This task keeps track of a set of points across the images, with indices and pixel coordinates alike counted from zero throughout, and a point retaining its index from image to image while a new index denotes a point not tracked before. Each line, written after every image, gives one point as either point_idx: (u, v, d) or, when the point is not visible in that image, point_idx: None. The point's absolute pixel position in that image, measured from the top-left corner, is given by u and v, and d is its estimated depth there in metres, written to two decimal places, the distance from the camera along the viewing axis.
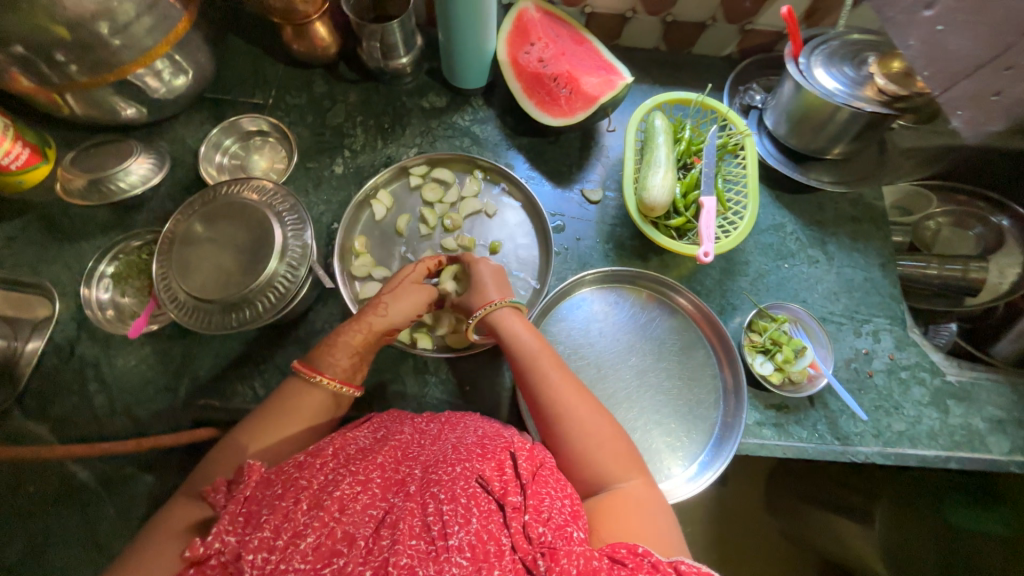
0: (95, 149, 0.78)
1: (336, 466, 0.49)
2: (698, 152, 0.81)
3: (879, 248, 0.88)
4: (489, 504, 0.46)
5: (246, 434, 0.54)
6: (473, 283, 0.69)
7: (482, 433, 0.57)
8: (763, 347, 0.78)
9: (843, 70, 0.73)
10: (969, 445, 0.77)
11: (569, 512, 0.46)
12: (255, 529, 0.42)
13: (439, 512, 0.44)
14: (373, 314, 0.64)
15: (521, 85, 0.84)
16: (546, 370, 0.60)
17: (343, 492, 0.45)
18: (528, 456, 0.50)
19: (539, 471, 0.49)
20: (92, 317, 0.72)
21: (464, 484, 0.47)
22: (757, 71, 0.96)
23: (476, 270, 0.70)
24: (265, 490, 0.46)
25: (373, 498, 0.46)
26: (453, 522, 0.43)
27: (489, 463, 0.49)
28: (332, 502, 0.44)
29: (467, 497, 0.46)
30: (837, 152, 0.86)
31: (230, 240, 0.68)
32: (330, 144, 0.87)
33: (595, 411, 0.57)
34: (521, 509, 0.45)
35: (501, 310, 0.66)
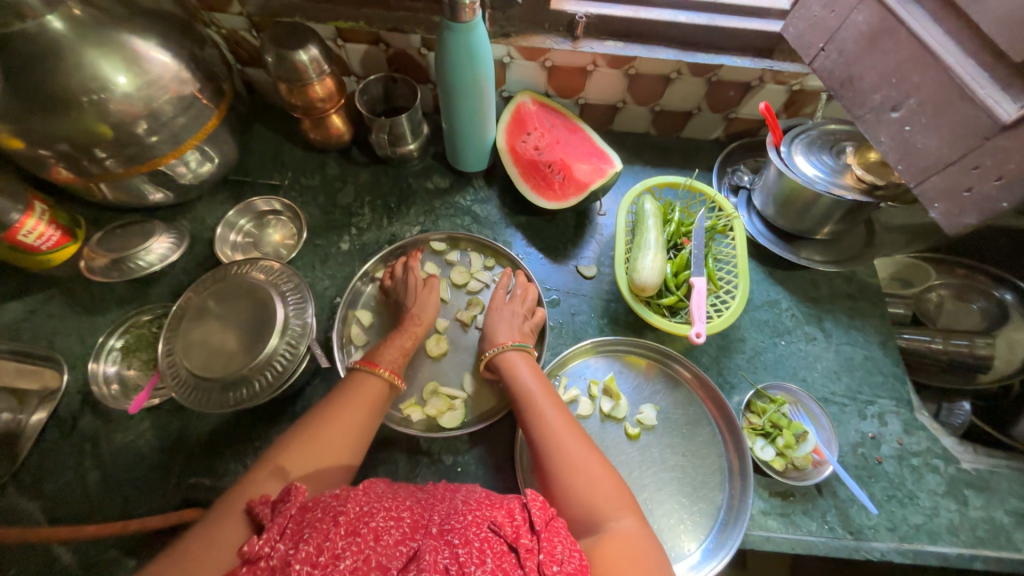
0: (121, 230, 0.84)
1: (369, 501, 0.50)
2: (687, 234, 0.84)
3: (877, 326, 0.88)
4: (501, 546, 0.47)
5: (296, 435, 0.59)
6: (487, 327, 0.77)
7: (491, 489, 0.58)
8: (763, 430, 0.76)
9: (822, 159, 0.78)
10: (995, 542, 0.72)
11: (577, 563, 0.47)
12: (299, 544, 0.43)
13: (453, 556, 0.44)
14: (413, 323, 0.76)
15: (518, 170, 0.90)
16: (542, 407, 0.66)
17: (379, 524, 0.47)
18: (542, 505, 0.51)
19: (551, 520, 0.50)
20: (96, 391, 0.74)
21: (477, 528, 0.48)
22: (741, 154, 1.02)
23: (493, 318, 0.77)
24: (306, 514, 0.47)
25: (404, 536, 0.47)
26: (470, 562, 0.44)
27: (499, 510, 0.51)
28: (369, 531, 0.45)
29: (480, 540, 0.46)
30: (825, 233, 0.88)
31: (237, 318, 0.71)
32: (338, 222, 0.92)
33: (584, 448, 0.61)
34: (534, 550, 0.46)
35: (508, 351, 0.72)
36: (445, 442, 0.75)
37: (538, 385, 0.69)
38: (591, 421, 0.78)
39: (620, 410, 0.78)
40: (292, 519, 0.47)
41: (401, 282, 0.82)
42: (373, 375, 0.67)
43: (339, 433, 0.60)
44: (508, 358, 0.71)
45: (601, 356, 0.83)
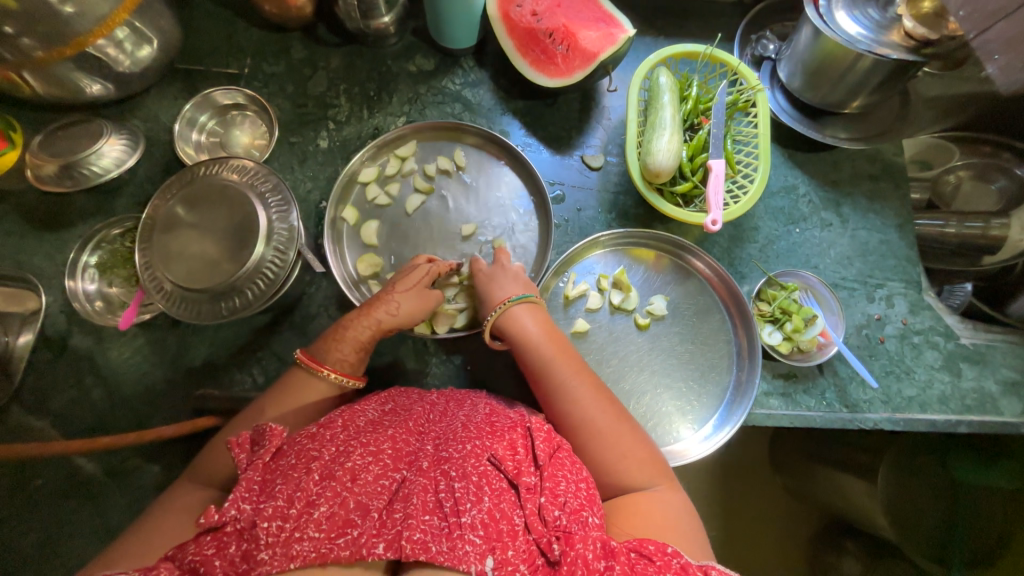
0: (62, 132, 0.74)
1: (348, 437, 0.47)
2: (706, 111, 0.76)
3: (896, 209, 0.84)
4: (500, 483, 0.45)
5: (255, 418, 0.55)
6: (481, 292, 0.67)
7: (490, 410, 0.56)
8: (773, 317, 0.76)
9: (867, 13, 0.67)
10: (980, 408, 0.76)
11: (584, 498, 0.45)
12: (267, 498, 0.41)
13: (449, 490, 0.44)
14: (384, 310, 0.61)
15: (513, 43, 0.78)
16: (559, 372, 0.58)
17: (356, 463, 0.44)
18: (546, 437, 0.50)
19: (555, 452, 0.49)
20: (79, 309, 0.70)
21: (475, 461, 0.46)
22: (769, 17, 0.88)
23: (484, 279, 0.68)
24: (277, 461, 0.44)
25: (384, 469, 0.45)
26: (465, 499, 0.43)
27: (501, 442, 0.49)
28: (344, 472, 0.43)
29: (478, 475, 0.45)
30: (856, 105, 0.79)
31: (214, 226, 0.65)
32: (313, 116, 0.82)
33: (611, 414, 0.55)
34: (536, 490, 0.45)
35: (514, 310, 0.62)
36: (452, 344, 0.75)
37: (550, 347, 0.60)
38: (600, 315, 0.76)
39: (630, 302, 0.76)
40: (262, 467, 0.44)
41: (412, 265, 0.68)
42: (314, 375, 0.57)
43: (297, 422, 0.55)
44: (515, 317, 0.62)
45: (610, 251, 0.79)
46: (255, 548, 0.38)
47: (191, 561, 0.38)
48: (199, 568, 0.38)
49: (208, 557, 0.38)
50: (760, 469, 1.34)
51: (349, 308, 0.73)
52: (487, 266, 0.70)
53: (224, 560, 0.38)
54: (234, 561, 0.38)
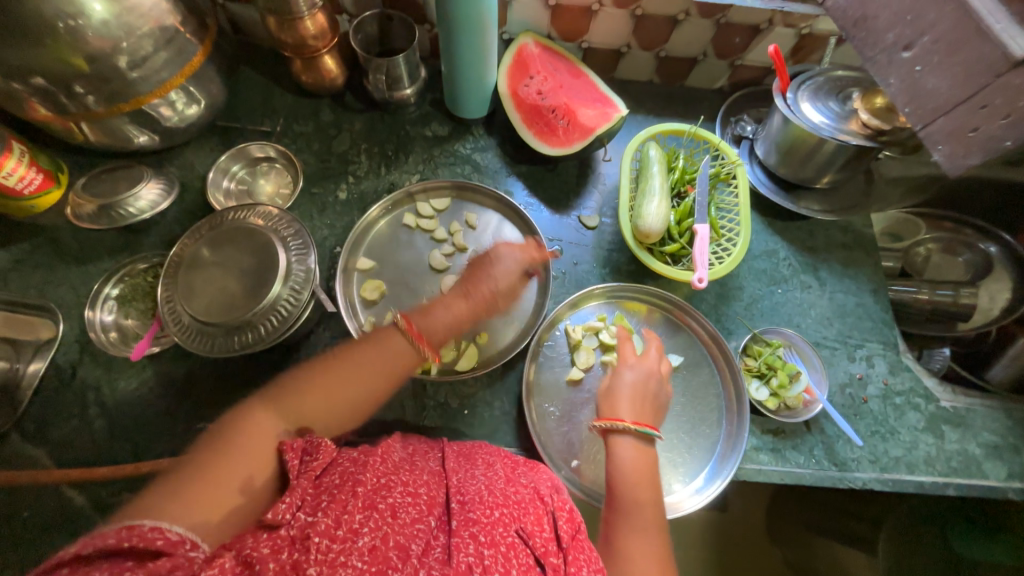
0: (106, 175, 0.81)
1: (386, 472, 0.50)
2: (691, 181, 0.84)
3: (869, 275, 0.90)
4: (527, 559, 0.46)
5: (332, 371, 0.57)
6: (612, 388, 0.69)
7: (506, 472, 0.57)
8: (759, 371, 0.79)
9: (828, 105, 0.77)
10: (966, 471, 0.78)
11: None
12: (320, 512, 0.42)
13: (478, 556, 0.45)
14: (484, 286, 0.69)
15: (520, 115, 0.87)
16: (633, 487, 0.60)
17: (395, 500, 0.47)
18: (568, 518, 0.52)
19: (577, 534, 0.51)
20: (94, 339, 0.73)
21: (503, 531, 0.47)
22: (746, 103, 1.00)
23: (621, 377, 0.70)
24: (324, 478, 0.46)
25: (419, 514, 0.47)
26: (495, 568, 0.44)
27: (529, 515, 0.50)
28: (386, 507, 0.45)
29: (506, 545, 0.46)
30: (826, 181, 0.88)
31: (236, 265, 0.70)
32: (335, 170, 0.89)
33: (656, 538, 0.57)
34: (560, 571, 0.47)
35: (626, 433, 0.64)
36: (452, 387, 0.77)
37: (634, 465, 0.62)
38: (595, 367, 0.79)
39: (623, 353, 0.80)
40: (312, 480, 0.46)
41: (509, 254, 0.71)
42: (402, 333, 0.62)
43: (346, 390, 0.56)
44: (617, 443, 0.64)
45: (611, 301, 0.84)
46: (305, 560, 0.38)
47: (248, 557, 0.37)
48: (254, 566, 0.37)
49: (264, 556, 0.38)
50: (756, 538, 1.30)
51: None
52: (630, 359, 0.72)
53: (275, 565, 0.38)
54: (285, 568, 0.38)
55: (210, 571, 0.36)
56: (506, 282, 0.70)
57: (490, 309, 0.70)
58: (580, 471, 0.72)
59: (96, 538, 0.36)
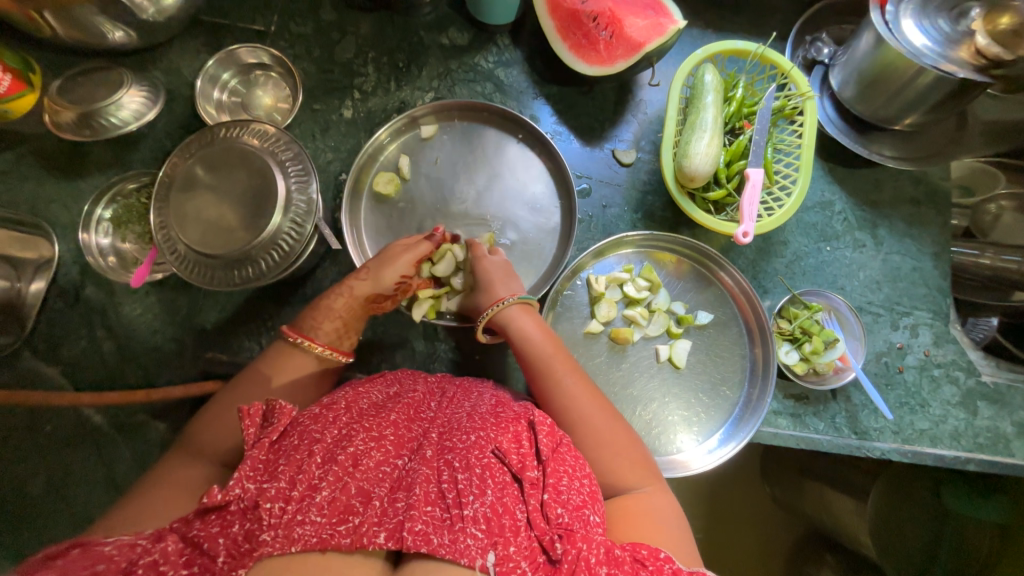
0: (83, 77, 0.72)
1: (350, 420, 0.46)
2: (749, 115, 0.72)
3: (934, 236, 0.80)
4: (504, 476, 0.43)
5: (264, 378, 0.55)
6: (482, 280, 0.64)
7: (496, 401, 0.54)
8: (792, 336, 0.74)
9: (937, 24, 0.62)
10: (992, 448, 0.74)
11: (587, 495, 0.43)
12: (271, 478, 0.39)
13: (452, 481, 0.41)
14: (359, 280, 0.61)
15: (554, 24, 0.73)
16: (561, 374, 0.56)
17: (357, 448, 0.42)
18: (549, 432, 0.47)
19: (559, 447, 0.46)
20: (93, 263, 0.69)
21: (478, 454, 0.44)
22: (829, 17, 0.83)
23: (485, 267, 0.64)
24: (281, 441, 0.43)
25: (386, 455, 0.43)
26: (468, 491, 0.40)
27: (506, 433, 0.46)
28: (346, 457, 0.41)
29: (482, 467, 0.43)
30: (908, 122, 0.75)
31: (232, 191, 0.63)
32: (339, 83, 0.78)
33: (612, 418, 0.54)
34: (540, 485, 0.43)
35: (512, 309, 0.61)
36: (463, 332, 0.74)
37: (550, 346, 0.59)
38: (615, 321, 0.75)
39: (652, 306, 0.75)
40: (269, 446, 0.42)
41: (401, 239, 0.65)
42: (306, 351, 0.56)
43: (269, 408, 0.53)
44: (511, 318, 0.61)
45: (640, 251, 0.77)
46: (258, 528, 0.37)
47: (192, 538, 0.37)
48: (202, 545, 0.36)
49: (213, 534, 0.37)
50: None
51: None
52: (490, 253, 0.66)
53: (227, 539, 0.36)
54: (237, 540, 0.36)
55: (148, 557, 0.35)
56: (400, 272, 0.61)
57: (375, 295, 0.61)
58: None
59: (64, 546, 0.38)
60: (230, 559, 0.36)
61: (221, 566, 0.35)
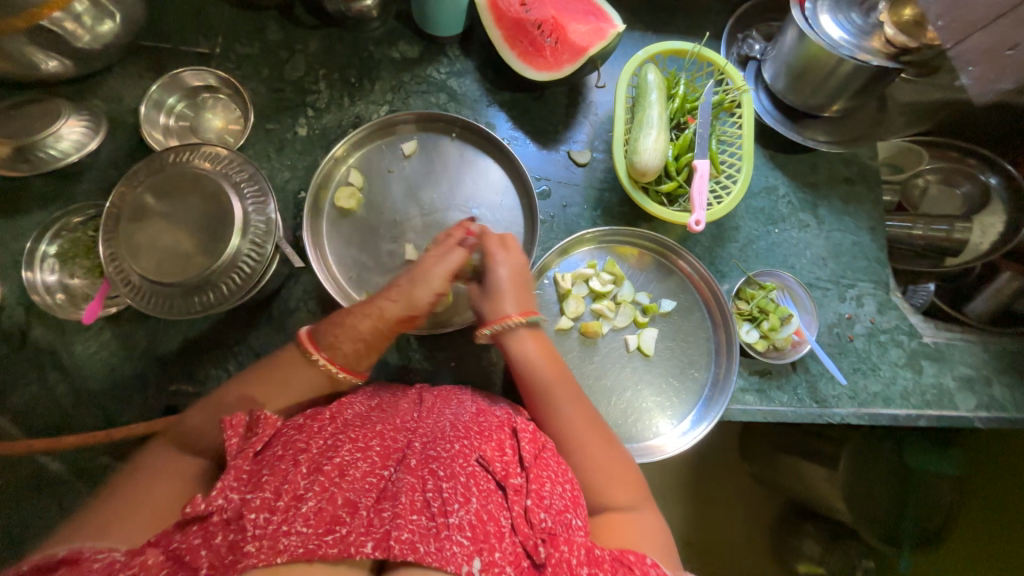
0: (15, 110, 0.70)
1: (336, 429, 0.46)
2: (692, 110, 0.76)
3: (869, 211, 0.87)
4: (489, 484, 0.44)
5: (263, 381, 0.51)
6: (490, 285, 0.58)
7: (480, 407, 0.54)
8: (751, 315, 0.77)
9: (850, 17, 0.68)
10: (938, 403, 0.80)
11: (569, 499, 0.45)
12: (256, 488, 0.39)
13: (437, 490, 0.42)
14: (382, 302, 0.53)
15: (501, 32, 0.75)
16: (559, 400, 0.55)
17: (344, 458, 0.43)
18: (531, 438, 0.49)
19: (541, 453, 0.48)
20: (39, 302, 0.66)
21: (463, 462, 0.45)
22: (756, 16, 0.88)
23: (493, 270, 0.58)
24: (264, 453, 0.43)
25: (372, 466, 0.43)
26: (453, 500, 0.41)
27: (490, 442, 0.47)
28: (332, 467, 0.41)
29: (466, 475, 0.44)
30: (836, 109, 0.81)
31: (186, 217, 0.62)
32: (290, 102, 0.78)
33: (602, 436, 0.54)
34: (522, 491, 0.44)
35: (518, 332, 0.57)
36: (436, 340, 0.74)
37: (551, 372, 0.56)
38: (584, 316, 0.77)
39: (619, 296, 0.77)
40: (251, 458, 0.43)
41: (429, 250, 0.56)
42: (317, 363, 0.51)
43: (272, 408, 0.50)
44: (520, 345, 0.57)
45: (602, 247, 0.79)
46: (243, 539, 0.37)
47: (174, 551, 0.37)
48: (184, 558, 0.36)
49: (195, 546, 0.37)
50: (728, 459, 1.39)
51: (331, 304, 0.72)
52: (502, 250, 0.59)
53: (210, 549, 0.37)
54: (221, 551, 0.36)
55: (130, 569, 0.36)
56: (434, 288, 0.53)
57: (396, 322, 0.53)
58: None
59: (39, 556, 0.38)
60: (214, 569, 0.36)
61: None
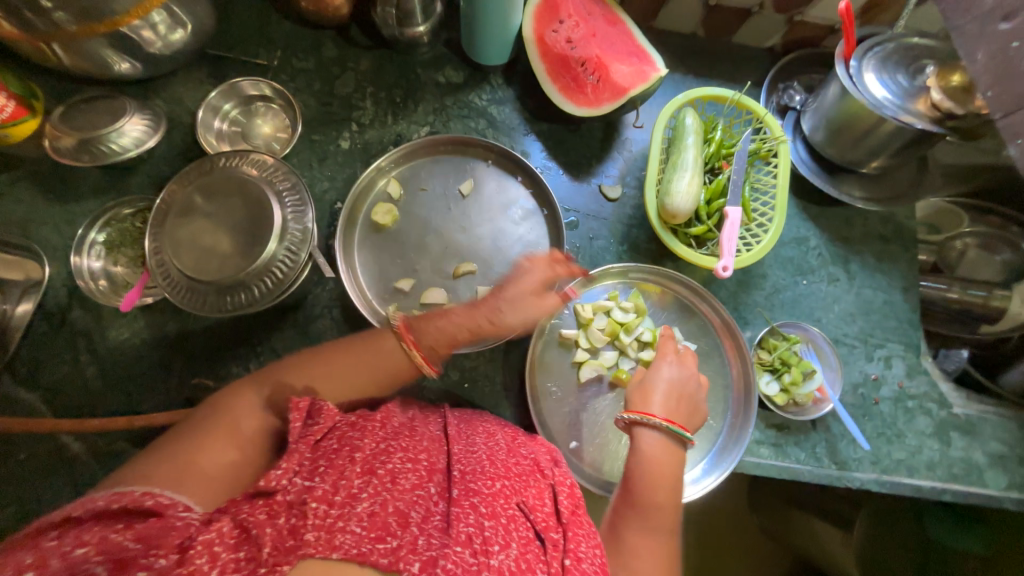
0: (85, 105, 0.73)
1: (386, 438, 0.48)
2: (728, 156, 0.76)
3: (903, 271, 0.85)
4: (527, 532, 0.44)
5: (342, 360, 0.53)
6: (645, 382, 0.63)
7: (509, 443, 0.55)
8: (772, 366, 0.76)
9: (895, 78, 0.68)
10: (966, 478, 0.77)
11: (602, 564, 0.44)
12: (318, 479, 0.40)
13: (478, 526, 0.42)
14: (488, 316, 0.61)
15: (544, 66, 0.77)
16: (662, 489, 0.55)
17: (395, 466, 0.45)
18: (569, 493, 0.50)
19: (578, 510, 0.49)
20: (83, 287, 0.69)
21: (503, 502, 0.45)
22: (799, 67, 0.89)
23: (658, 373, 0.63)
24: (322, 444, 0.44)
25: (420, 480, 0.45)
26: (493, 541, 0.42)
27: (531, 488, 0.49)
28: (384, 473, 0.43)
29: (505, 517, 0.44)
30: (874, 166, 0.80)
31: (228, 219, 0.65)
32: (337, 116, 0.81)
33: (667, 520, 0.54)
34: (561, 548, 0.44)
35: (655, 429, 0.57)
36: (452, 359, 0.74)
37: (665, 467, 0.56)
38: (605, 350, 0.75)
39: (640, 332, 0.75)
40: (311, 445, 0.44)
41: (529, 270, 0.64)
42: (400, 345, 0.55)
43: (343, 384, 0.53)
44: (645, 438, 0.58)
45: (629, 282, 0.79)
46: (303, 526, 0.37)
47: (243, 522, 0.36)
48: (250, 532, 0.36)
49: (261, 522, 0.36)
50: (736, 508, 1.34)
51: (353, 314, 0.73)
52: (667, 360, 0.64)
53: (271, 530, 0.36)
54: (282, 532, 0.36)
55: (204, 535, 0.35)
56: (523, 316, 0.62)
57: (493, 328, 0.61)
58: (578, 452, 0.71)
59: (86, 502, 0.35)
60: (275, 552, 0.35)
61: (267, 559, 0.34)
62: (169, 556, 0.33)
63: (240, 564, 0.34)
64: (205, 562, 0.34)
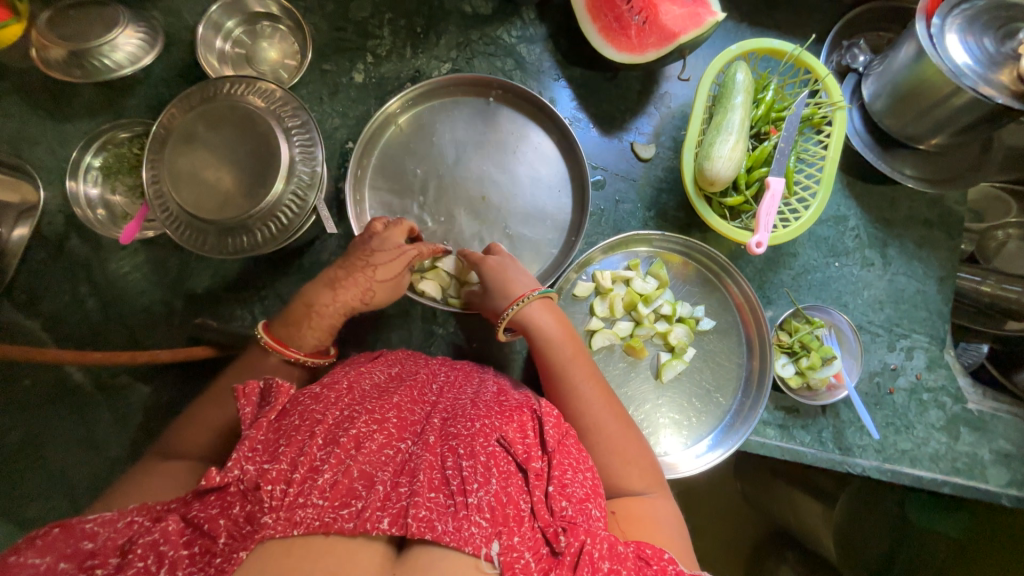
0: (75, 12, 0.66)
1: (352, 401, 0.43)
2: (777, 121, 0.70)
3: (942, 260, 0.80)
4: (509, 466, 0.41)
5: (221, 395, 0.50)
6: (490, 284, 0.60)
7: (499, 389, 0.51)
8: (790, 349, 0.74)
9: (982, 42, 0.59)
10: (967, 472, 0.76)
11: (589, 487, 0.41)
12: (272, 459, 0.37)
13: (456, 468, 0.39)
14: (358, 297, 0.56)
15: (585, 2, 0.69)
16: (575, 379, 0.54)
17: (360, 430, 0.40)
18: (556, 423, 0.45)
19: (565, 438, 0.44)
20: (81, 216, 0.65)
21: (483, 441, 0.41)
22: (868, 22, 0.79)
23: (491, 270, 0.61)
24: (282, 422, 0.40)
25: (389, 438, 0.41)
26: (472, 479, 0.38)
27: (512, 424, 0.44)
28: (348, 439, 0.39)
29: (486, 455, 0.40)
30: (935, 143, 0.73)
31: (230, 152, 0.60)
32: (351, 44, 0.74)
33: (619, 425, 0.52)
34: (544, 477, 0.41)
35: (532, 304, 0.57)
36: (460, 319, 0.72)
37: (563, 337, 0.56)
38: (621, 320, 0.73)
39: (652, 294, 0.73)
40: (268, 425, 0.40)
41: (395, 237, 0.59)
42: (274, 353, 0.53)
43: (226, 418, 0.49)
44: (531, 316, 0.56)
45: (655, 251, 0.75)
46: (259, 510, 0.35)
47: (193, 519, 0.35)
48: (203, 526, 0.34)
49: (213, 516, 0.35)
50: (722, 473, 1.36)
51: None
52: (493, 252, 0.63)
53: (224, 523, 0.35)
54: (238, 522, 0.35)
55: (147, 537, 0.33)
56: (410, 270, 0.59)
57: (370, 304, 0.57)
58: None
59: None
60: (231, 540, 0.34)
61: (222, 548, 0.33)
62: (109, 561, 0.33)
63: (195, 559, 0.33)
64: (152, 562, 0.33)
